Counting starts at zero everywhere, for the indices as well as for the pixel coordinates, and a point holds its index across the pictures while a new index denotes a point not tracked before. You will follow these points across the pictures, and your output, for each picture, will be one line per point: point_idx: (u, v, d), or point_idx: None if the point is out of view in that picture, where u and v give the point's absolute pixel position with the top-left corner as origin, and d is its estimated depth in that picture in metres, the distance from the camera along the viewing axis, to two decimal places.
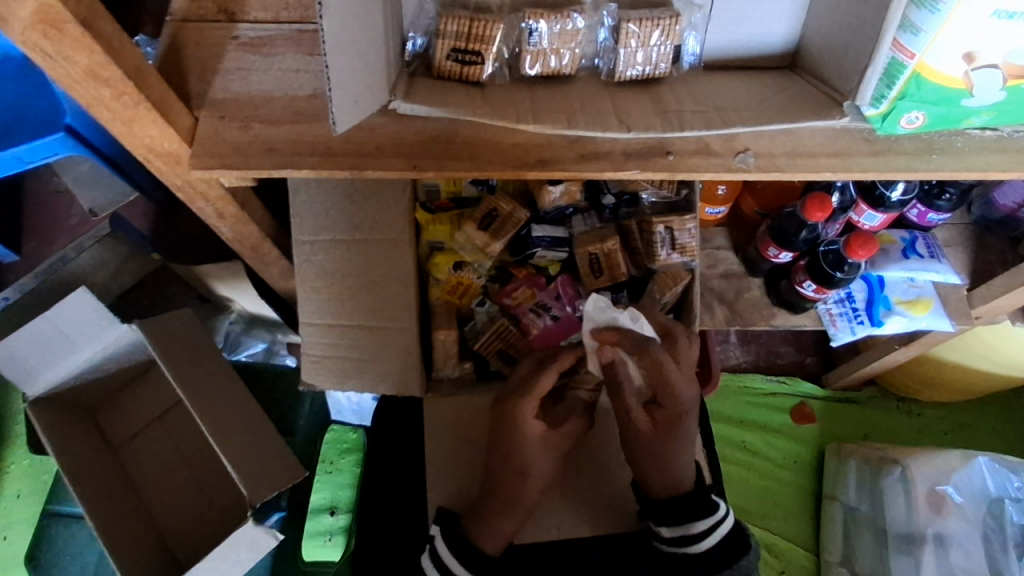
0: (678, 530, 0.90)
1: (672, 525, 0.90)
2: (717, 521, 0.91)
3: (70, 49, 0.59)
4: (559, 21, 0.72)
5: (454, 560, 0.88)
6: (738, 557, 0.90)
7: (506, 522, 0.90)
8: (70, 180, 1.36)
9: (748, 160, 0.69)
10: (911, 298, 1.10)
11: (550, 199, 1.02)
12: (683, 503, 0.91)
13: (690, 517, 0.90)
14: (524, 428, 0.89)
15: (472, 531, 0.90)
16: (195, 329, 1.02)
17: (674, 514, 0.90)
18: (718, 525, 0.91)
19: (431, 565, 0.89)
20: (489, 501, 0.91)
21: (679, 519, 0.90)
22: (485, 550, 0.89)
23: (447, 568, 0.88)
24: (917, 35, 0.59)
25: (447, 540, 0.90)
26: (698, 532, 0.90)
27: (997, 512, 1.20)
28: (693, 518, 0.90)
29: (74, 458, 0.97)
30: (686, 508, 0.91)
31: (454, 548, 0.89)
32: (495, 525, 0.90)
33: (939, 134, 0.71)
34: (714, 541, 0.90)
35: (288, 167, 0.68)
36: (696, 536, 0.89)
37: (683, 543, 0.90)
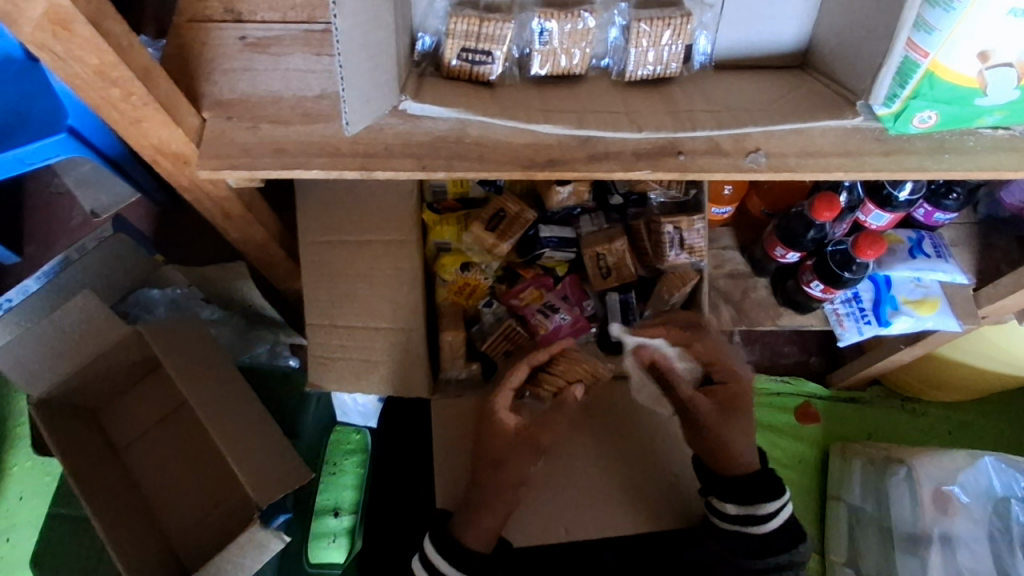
0: (743, 507, 0.91)
1: (739, 502, 0.91)
2: (783, 504, 0.92)
3: (79, 48, 0.59)
4: (570, 21, 0.71)
5: (442, 560, 0.86)
6: (782, 553, 0.90)
7: (496, 521, 0.89)
8: (71, 181, 1.38)
9: (760, 159, 0.68)
10: (918, 297, 1.09)
11: (558, 199, 1.03)
12: (753, 485, 0.93)
13: (761, 497, 0.92)
14: (499, 421, 0.91)
15: (457, 532, 0.88)
16: (199, 330, 1.02)
17: (743, 491, 0.92)
18: (784, 509, 0.92)
19: (420, 566, 0.88)
20: (483, 499, 0.89)
21: (747, 497, 0.92)
22: (475, 551, 0.87)
23: (436, 569, 0.86)
24: (931, 34, 0.59)
25: (436, 544, 0.88)
26: (765, 512, 0.91)
27: (1003, 511, 1.20)
28: (762, 499, 0.91)
29: (78, 460, 0.97)
30: (756, 487, 0.92)
31: (445, 552, 0.86)
32: (481, 523, 0.88)
33: (951, 133, 0.71)
34: (780, 523, 0.91)
35: (297, 168, 0.68)
36: (762, 516, 0.91)
37: (745, 520, 0.91)
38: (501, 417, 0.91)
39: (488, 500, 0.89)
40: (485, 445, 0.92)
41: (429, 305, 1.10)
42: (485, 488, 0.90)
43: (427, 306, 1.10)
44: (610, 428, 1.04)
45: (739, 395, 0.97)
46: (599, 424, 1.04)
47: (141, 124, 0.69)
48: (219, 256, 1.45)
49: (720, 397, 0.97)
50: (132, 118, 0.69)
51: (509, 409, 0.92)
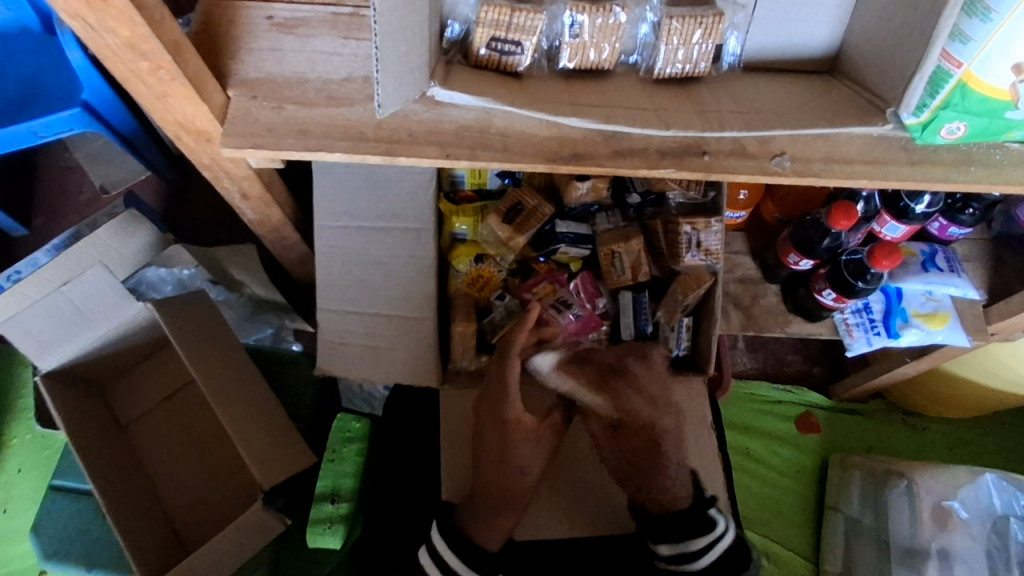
0: (674, 547, 0.87)
1: (670, 541, 0.88)
2: (716, 537, 0.87)
3: (112, 19, 0.59)
4: (601, 15, 0.70)
5: (454, 558, 0.87)
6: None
7: (505, 518, 0.90)
8: (82, 156, 1.44)
9: (784, 163, 0.68)
10: (929, 311, 1.09)
11: (577, 194, 1.01)
12: (678, 521, 0.88)
13: (688, 533, 0.87)
14: (514, 424, 0.89)
15: (470, 532, 0.89)
16: (210, 309, 1.02)
17: (672, 529, 0.88)
18: (718, 541, 0.87)
19: (431, 564, 0.88)
20: (485, 484, 0.90)
21: (676, 534, 0.88)
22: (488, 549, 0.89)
23: (448, 568, 0.87)
24: (967, 44, 0.59)
25: (444, 536, 0.89)
26: (696, 548, 0.86)
27: (1002, 530, 1.20)
28: (692, 534, 0.87)
29: (84, 434, 0.97)
30: (682, 522, 0.88)
31: (454, 546, 0.88)
32: (491, 521, 0.89)
33: (978, 145, 0.71)
34: (716, 556, 0.86)
35: (321, 151, 0.67)
36: (695, 553, 0.86)
37: (681, 560, 0.87)
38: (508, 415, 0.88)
39: (495, 500, 0.90)
40: (494, 446, 0.90)
41: (441, 294, 1.10)
42: (493, 489, 0.90)
43: (440, 295, 1.09)
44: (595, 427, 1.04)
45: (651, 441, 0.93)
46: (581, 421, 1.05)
47: (167, 100, 0.70)
48: (229, 236, 1.44)
49: (626, 436, 0.94)
50: (158, 92, 0.69)
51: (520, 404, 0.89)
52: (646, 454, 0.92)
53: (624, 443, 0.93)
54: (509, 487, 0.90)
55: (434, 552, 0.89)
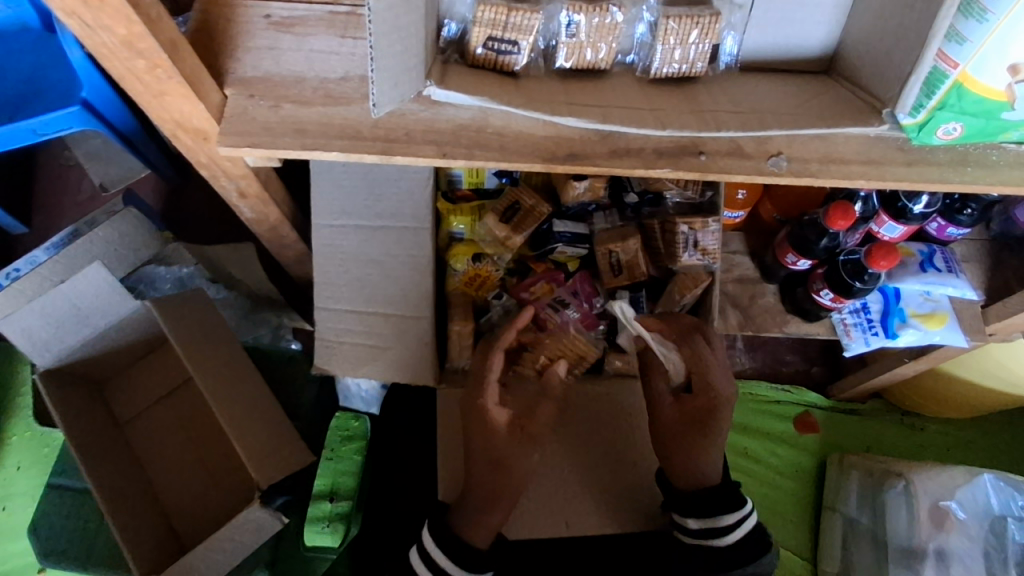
0: (704, 521, 0.89)
1: (701, 516, 0.89)
2: (743, 516, 0.90)
3: (108, 18, 0.59)
4: (598, 14, 0.70)
5: (448, 561, 0.86)
6: (750, 559, 0.88)
7: (494, 516, 0.89)
8: (82, 154, 1.40)
9: (781, 163, 0.68)
10: (927, 311, 1.09)
11: (574, 194, 1.01)
12: (711, 497, 0.90)
13: (718, 511, 0.89)
14: (490, 419, 0.89)
15: (463, 533, 0.88)
16: (208, 307, 1.02)
17: (704, 506, 0.90)
18: (743, 520, 0.90)
19: (421, 564, 0.87)
20: (476, 483, 0.90)
21: (707, 510, 0.89)
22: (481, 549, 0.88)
23: (440, 568, 0.86)
24: (963, 45, 0.59)
25: (437, 540, 0.87)
26: (724, 525, 0.89)
27: (1000, 530, 1.19)
28: (722, 512, 0.89)
29: (82, 431, 0.98)
30: (714, 500, 0.89)
31: (445, 547, 0.87)
32: (482, 519, 0.88)
33: (975, 145, 0.71)
34: (742, 534, 0.89)
35: (317, 150, 0.67)
36: (723, 529, 0.89)
37: (709, 535, 0.89)
38: (490, 414, 0.89)
39: (485, 498, 0.89)
40: (482, 443, 0.90)
41: (439, 293, 1.10)
42: (483, 487, 0.89)
43: (438, 294, 1.09)
44: (585, 429, 1.05)
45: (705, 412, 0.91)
46: (568, 424, 1.05)
47: (164, 98, 0.70)
48: (227, 235, 1.44)
49: (687, 408, 0.92)
50: (155, 91, 0.69)
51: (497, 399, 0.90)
52: (698, 428, 0.91)
53: (685, 410, 0.92)
54: (500, 483, 0.89)
55: (428, 554, 0.87)
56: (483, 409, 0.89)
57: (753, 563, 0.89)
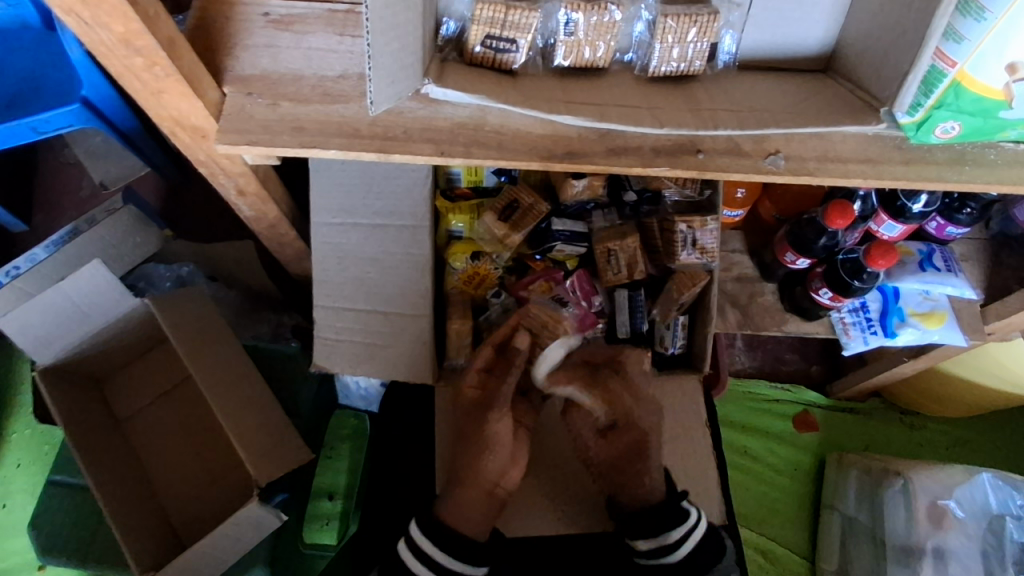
0: (652, 541, 0.90)
1: (648, 537, 0.90)
2: (690, 527, 0.90)
3: (106, 16, 0.59)
4: (596, 13, 0.70)
5: (427, 540, 0.87)
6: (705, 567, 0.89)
7: (472, 494, 0.91)
8: (83, 152, 1.41)
9: (779, 162, 0.68)
10: (925, 310, 1.09)
11: (573, 192, 1.02)
12: (655, 514, 0.90)
13: (665, 527, 0.89)
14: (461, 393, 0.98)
15: (446, 517, 0.90)
16: (206, 305, 1.02)
17: (649, 525, 0.90)
18: (691, 531, 0.90)
19: (413, 560, 0.86)
20: (465, 472, 0.93)
21: (653, 530, 0.90)
22: (465, 534, 0.89)
23: (420, 551, 0.87)
24: (960, 44, 0.59)
25: (427, 531, 0.88)
26: (672, 541, 0.89)
27: (998, 528, 1.20)
28: (668, 528, 0.89)
29: (81, 428, 0.98)
30: (660, 517, 0.90)
31: (429, 532, 0.88)
32: (465, 499, 0.91)
33: (973, 144, 0.70)
34: (691, 547, 0.89)
35: (315, 148, 0.67)
36: (672, 545, 0.89)
37: (659, 554, 0.90)
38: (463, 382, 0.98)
39: (462, 476, 0.93)
40: (472, 433, 0.95)
41: (437, 291, 1.10)
42: (462, 467, 0.94)
43: (436, 292, 1.09)
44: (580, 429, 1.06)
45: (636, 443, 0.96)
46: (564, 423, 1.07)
47: (162, 96, 0.70)
48: (226, 232, 1.44)
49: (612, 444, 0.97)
50: (153, 89, 0.69)
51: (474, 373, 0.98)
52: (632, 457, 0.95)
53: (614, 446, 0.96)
54: (474, 467, 0.92)
55: (418, 549, 0.87)
56: (480, 406, 0.96)
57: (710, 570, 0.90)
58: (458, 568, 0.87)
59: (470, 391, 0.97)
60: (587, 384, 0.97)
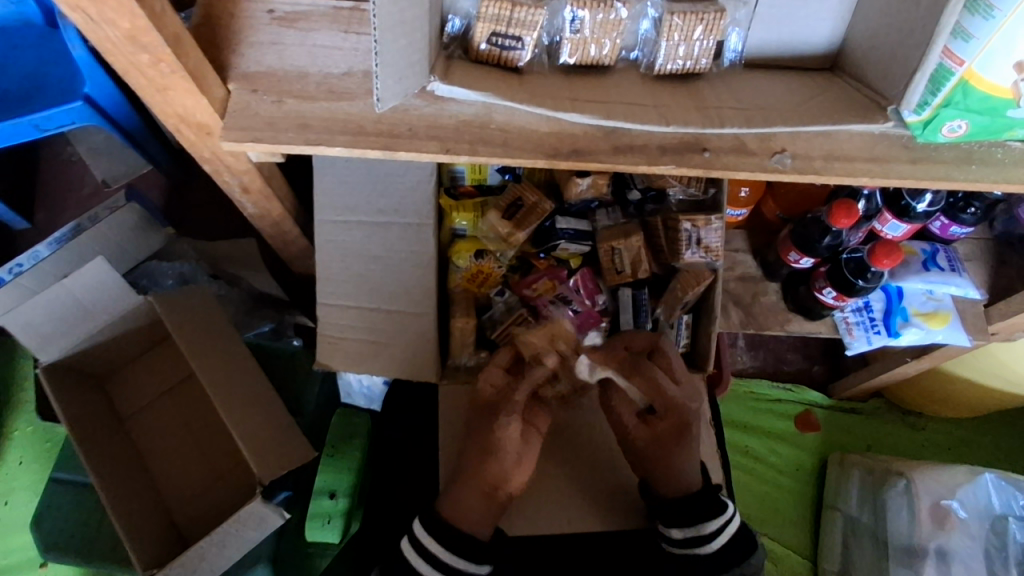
0: (688, 530, 0.91)
1: (683, 526, 0.91)
2: (726, 521, 0.91)
3: (112, 12, 0.59)
4: (602, 10, 0.70)
5: (431, 542, 0.87)
6: (734, 564, 0.89)
7: (473, 495, 0.90)
8: (85, 149, 1.41)
9: (785, 161, 0.68)
10: (929, 310, 1.09)
11: (577, 190, 1.02)
12: (691, 504, 0.91)
13: (702, 517, 0.91)
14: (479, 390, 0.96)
15: (448, 515, 0.89)
16: (209, 302, 1.02)
17: (685, 514, 0.91)
18: (726, 526, 0.91)
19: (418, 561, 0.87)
20: (468, 472, 0.91)
21: (689, 519, 0.91)
22: (464, 531, 0.88)
23: (424, 551, 0.87)
24: (968, 42, 0.59)
25: (427, 526, 0.89)
26: (707, 532, 0.90)
27: (1001, 529, 1.20)
28: (705, 518, 0.91)
29: (84, 425, 0.98)
30: (697, 507, 0.91)
31: (434, 532, 0.88)
32: (467, 499, 0.90)
33: (980, 143, 0.70)
34: (724, 541, 0.90)
35: (320, 145, 0.67)
36: (707, 536, 0.90)
37: (693, 543, 0.90)
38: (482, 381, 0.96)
39: (465, 475, 0.91)
40: (480, 434, 0.93)
41: (441, 289, 1.10)
42: (468, 467, 0.92)
43: (440, 290, 1.09)
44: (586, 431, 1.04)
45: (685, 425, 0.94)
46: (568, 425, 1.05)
47: (167, 93, 0.70)
48: (229, 230, 1.44)
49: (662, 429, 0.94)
50: (159, 85, 0.69)
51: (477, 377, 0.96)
52: (676, 439, 0.93)
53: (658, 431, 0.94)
54: (481, 465, 0.91)
55: (420, 544, 0.87)
56: (487, 410, 0.94)
57: (740, 566, 0.90)
58: (462, 565, 0.87)
59: (487, 389, 0.96)
60: (628, 372, 0.95)
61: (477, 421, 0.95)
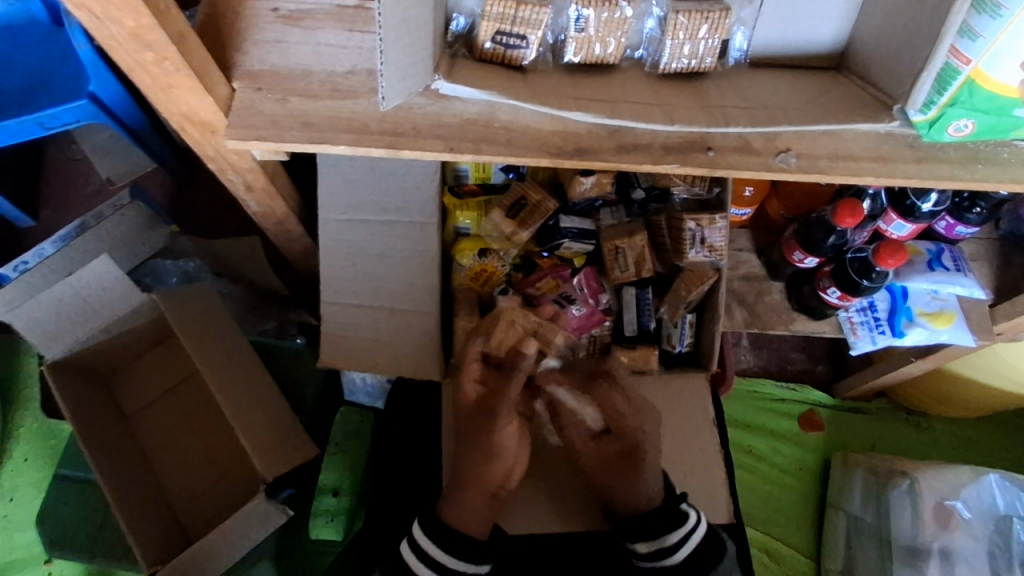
0: (652, 543, 0.90)
1: (647, 539, 0.91)
2: (688, 531, 0.90)
3: (117, 10, 0.59)
4: (607, 9, 0.70)
5: (426, 539, 0.88)
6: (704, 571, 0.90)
7: (475, 499, 0.90)
8: (89, 147, 1.43)
9: (790, 160, 0.68)
10: (934, 310, 1.08)
11: (581, 189, 1.02)
12: (650, 519, 0.90)
13: (663, 529, 0.90)
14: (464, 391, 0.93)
15: (450, 518, 0.89)
16: (213, 301, 1.03)
17: (646, 528, 0.90)
18: (690, 536, 0.90)
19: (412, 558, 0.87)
20: (471, 479, 0.91)
21: (651, 533, 0.90)
22: (472, 536, 0.89)
23: (417, 548, 0.88)
24: (975, 40, 0.59)
25: (427, 530, 0.88)
26: (670, 544, 0.89)
27: (1005, 529, 1.19)
28: (664, 531, 0.90)
29: (89, 422, 0.98)
30: (656, 521, 0.90)
31: (431, 533, 0.88)
32: (470, 504, 0.90)
33: (986, 143, 0.70)
34: (689, 550, 0.90)
35: (324, 144, 0.67)
36: (670, 548, 0.89)
37: (658, 556, 0.90)
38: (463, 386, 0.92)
39: (462, 480, 0.91)
40: (474, 439, 0.92)
41: (445, 288, 1.10)
42: (466, 472, 0.91)
43: (443, 289, 1.09)
44: None
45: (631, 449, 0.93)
46: None
47: (172, 91, 0.70)
48: (233, 228, 1.45)
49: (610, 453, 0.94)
50: (163, 83, 0.69)
51: (474, 380, 0.92)
52: (625, 464, 0.92)
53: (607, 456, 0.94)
54: (477, 472, 0.90)
55: (421, 551, 0.87)
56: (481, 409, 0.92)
57: (710, 572, 0.90)
58: (462, 567, 0.87)
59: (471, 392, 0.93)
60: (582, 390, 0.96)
61: (469, 424, 0.93)
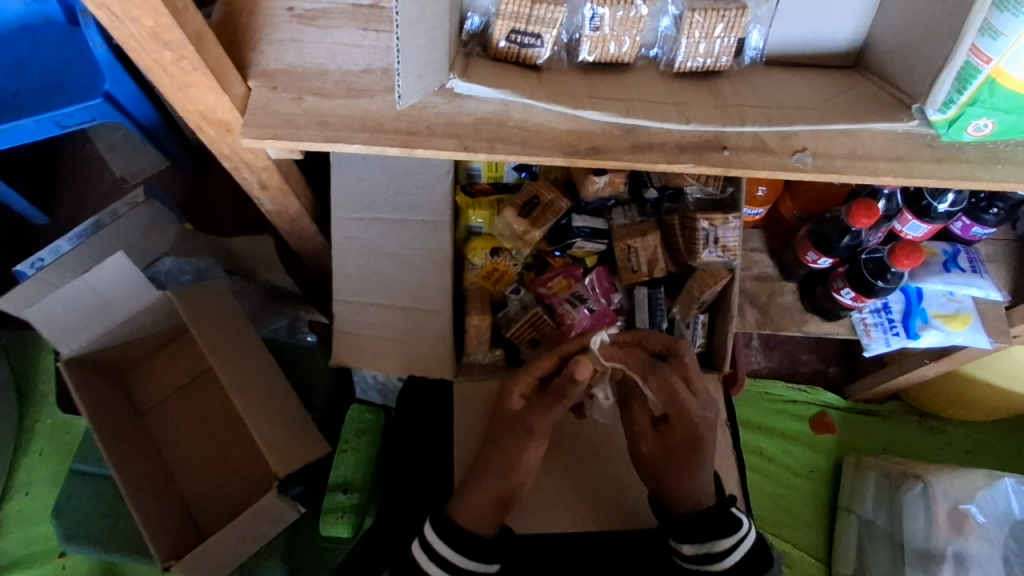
0: (699, 547, 0.88)
1: (696, 542, 0.88)
2: (739, 539, 0.88)
3: (136, 10, 0.60)
4: (622, 7, 0.70)
5: (440, 541, 0.87)
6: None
7: (479, 498, 0.89)
8: (104, 146, 1.48)
9: (806, 160, 0.67)
10: (949, 312, 1.07)
11: (594, 189, 1.02)
12: (710, 518, 0.88)
13: (716, 534, 0.88)
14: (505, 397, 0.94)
15: (460, 521, 0.88)
16: (227, 299, 1.03)
17: (699, 531, 0.88)
18: (741, 542, 0.89)
19: (423, 557, 0.87)
20: (482, 479, 0.90)
21: (704, 536, 0.88)
22: (483, 536, 0.88)
23: (437, 555, 0.86)
24: (997, 39, 0.58)
25: (436, 526, 0.88)
26: (720, 550, 0.87)
27: (1020, 534, 1.18)
28: (718, 536, 0.87)
29: (105, 419, 0.99)
30: (711, 524, 0.88)
31: (443, 532, 0.87)
32: (475, 502, 0.89)
33: (1006, 142, 0.69)
34: (738, 557, 0.88)
35: (339, 143, 0.68)
36: (720, 554, 0.87)
37: (704, 560, 0.88)
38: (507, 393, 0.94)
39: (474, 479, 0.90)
40: (496, 450, 0.91)
41: (456, 287, 1.11)
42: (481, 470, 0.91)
43: (455, 288, 1.10)
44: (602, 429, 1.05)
45: (690, 439, 0.88)
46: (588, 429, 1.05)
47: (189, 90, 0.71)
48: (246, 226, 1.46)
49: (671, 439, 0.89)
50: (181, 82, 0.70)
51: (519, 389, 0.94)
52: (685, 455, 0.88)
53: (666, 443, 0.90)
54: (490, 476, 0.90)
55: (435, 553, 0.87)
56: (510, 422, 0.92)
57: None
58: (474, 567, 0.87)
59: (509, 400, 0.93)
60: (643, 372, 0.91)
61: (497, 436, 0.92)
